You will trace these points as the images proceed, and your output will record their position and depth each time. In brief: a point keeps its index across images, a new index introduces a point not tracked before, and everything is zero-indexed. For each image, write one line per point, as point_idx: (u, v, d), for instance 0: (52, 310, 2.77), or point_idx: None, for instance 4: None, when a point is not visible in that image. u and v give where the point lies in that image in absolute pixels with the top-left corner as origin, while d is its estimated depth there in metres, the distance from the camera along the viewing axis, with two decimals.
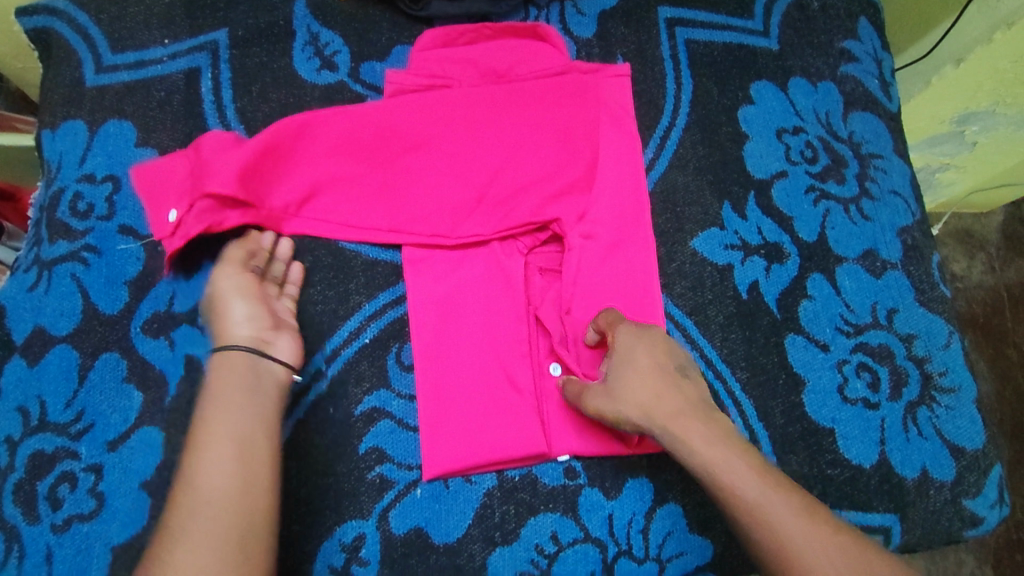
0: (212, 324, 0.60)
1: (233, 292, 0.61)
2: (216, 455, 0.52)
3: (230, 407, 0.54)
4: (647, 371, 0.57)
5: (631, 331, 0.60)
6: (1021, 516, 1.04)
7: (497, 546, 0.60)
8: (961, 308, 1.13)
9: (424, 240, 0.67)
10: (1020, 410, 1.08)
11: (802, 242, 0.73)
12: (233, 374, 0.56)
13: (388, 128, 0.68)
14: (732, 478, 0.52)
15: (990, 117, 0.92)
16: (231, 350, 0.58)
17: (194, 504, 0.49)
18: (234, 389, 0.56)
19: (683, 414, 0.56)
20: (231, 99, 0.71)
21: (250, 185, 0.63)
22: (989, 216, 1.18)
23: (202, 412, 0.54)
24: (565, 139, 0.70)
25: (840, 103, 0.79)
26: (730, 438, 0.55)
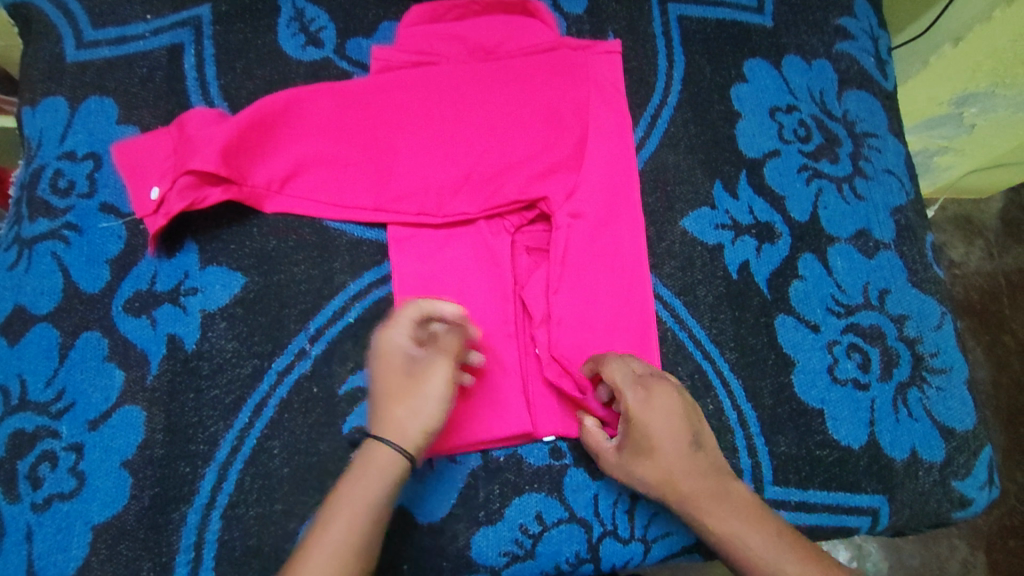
0: (388, 394, 0.54)
1: (436, 394, 0.54)
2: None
3: (342, 530, 0.49)
4: (663, 450, 0.57)
5: (644, 402, 0.56)
6: (1014, 502, 1.04)
7: (482, 526, 0.60)
8: (958, 295, 1.12)
9: (410, 219, 0.66)
10: (1015, 396, 1.07)
11: (794, 221, 0.72)
12: (376, 483, 0.51)
13: (374, 105, 0.67)
14: (751, 555, 0.55)
15: (990, 99, 0.90)
16: (389, 450, 0.52)
17: None
18: (362, 500, 0.51)
19: (700, 491, 0.57)
20: (214, 76, 0.70)
21: (233, 162, 0.62)
22: (988, 202, 1.17)
23: (319, 524, 0.50)
24: (554, 117, 0.69)
25: (834, 81, 0.78)
26: (744, 507, 0.57)
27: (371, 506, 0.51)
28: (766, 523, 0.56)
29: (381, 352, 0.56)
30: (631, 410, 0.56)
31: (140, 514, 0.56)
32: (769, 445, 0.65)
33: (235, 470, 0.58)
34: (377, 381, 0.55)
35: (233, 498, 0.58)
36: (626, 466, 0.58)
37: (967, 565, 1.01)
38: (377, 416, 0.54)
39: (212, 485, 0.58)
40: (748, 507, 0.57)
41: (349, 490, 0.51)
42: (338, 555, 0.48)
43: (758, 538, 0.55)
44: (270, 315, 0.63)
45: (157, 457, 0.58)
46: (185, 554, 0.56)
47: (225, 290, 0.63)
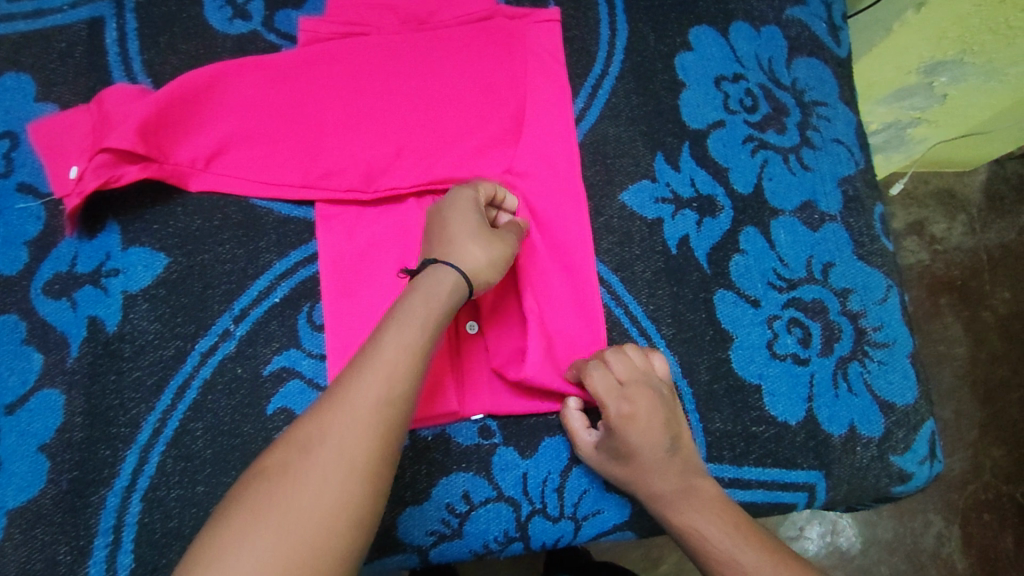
0: (462, 227, 0.57)
1: (506, 253, 0.58)
2: (378, 386, 0.49)
3: (409, 338, 0.51)
4: (640, 454, 0.58)
5: (626, 413, 0.58)
6: (989, 477, 1.03)
7: (407, 506, 0.60)
8: (938, 270, 1.09)
9: (339, 196, 0.64)
10: (992, 372, 1.06)
11: (736, 194, 0.70)
12: (433, 298, 0.54)
13: (301, 79, 0.65)
14: (708, 547, 0.56)
15: (958, 67, 0.82)
16: (455, 272, 0.55)
17: (355, 402, 0.48)
18: (429, 313, 0.53)
19: (669, 489, 0.58)
20: (137, 51, 0.68)
21: (153, 139, 0.61)
22: (972, 175, 1.13)
23: (388, 325, 0.52)
24: (489, 89, 0.67)
25: (784, 48, 0.75)
26: (713, 502, 0.58)
27: (432, 320, 0.53)
28: (727, 517, 0.57)
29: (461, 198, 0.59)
30: (611, 421, 0.58)
31: (57, 498, 0.57)
32: (703, 422, 0.64)
33: (158, 452, 0.58)
34: (452, 216, 0.58)
35: (154, 480, 0.58)
36: (604, 468, 0.59)
37: (941, 539, 1.01)
38: (445, 244, 0.57)
39: (133, 468, 0.58)
40: (713, 503, 0.58)
41: (413, 305, 0.53)
42: (407, 361, 0.51)
43: (719, 532, 0.56)
44: (193, 295, 0.62)
45: (76, 441, 0.58)
46: (103, 537, 0.56)
47: (147, 270, 0.62)
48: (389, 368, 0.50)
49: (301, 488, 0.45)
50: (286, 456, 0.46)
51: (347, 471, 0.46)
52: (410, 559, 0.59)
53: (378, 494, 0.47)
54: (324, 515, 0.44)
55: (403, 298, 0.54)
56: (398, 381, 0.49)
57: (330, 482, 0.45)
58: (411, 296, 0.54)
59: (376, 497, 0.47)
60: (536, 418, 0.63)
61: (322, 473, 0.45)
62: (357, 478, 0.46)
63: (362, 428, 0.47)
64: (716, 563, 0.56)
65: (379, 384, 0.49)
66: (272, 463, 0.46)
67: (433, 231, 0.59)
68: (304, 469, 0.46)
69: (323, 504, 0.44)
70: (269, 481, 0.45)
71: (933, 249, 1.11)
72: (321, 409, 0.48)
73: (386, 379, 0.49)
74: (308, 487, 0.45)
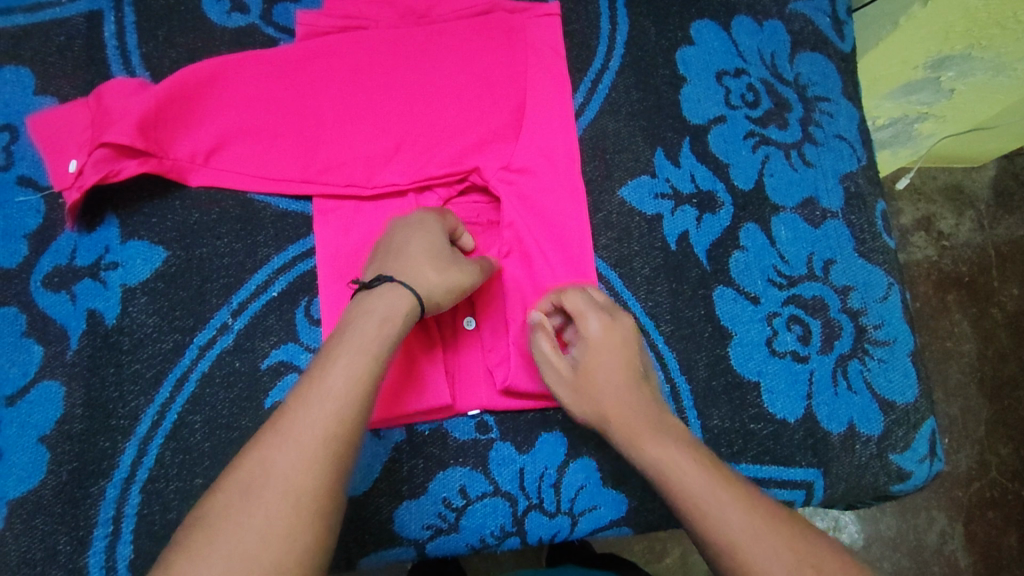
0: (422, 251, 0.57)
1: (462, 282, 0.58)
2: (323, 417, 0.47)
3: (358, 363, 0.50)
4: (613, 368, 0.58)
5: (606, 324, 0.59)
6: (995, 474, 1.02)
7: (404, 500, 0.60)
8: (946, 267, 1.08)
9: (339, 190, 0.64)
10: (1001, 369, 1.05)
11: (737, 190, 0.70)
12: (368, 316, 0.53)
13: (300, 73, 0.64)
14: (679, 474, 0.51)
15: (966, 62, 0.81)
16: (408, 296, 0.54)
17: (299, 435, 0.46)
18: (377, 338, 0.52)
19: (642, 419, 0.55)
20: (135, 44, 0.68)
21: (153, 134, 0.61)
22: (981, 171, 1.12)
23: (333, 353, 0.51)
24: (488, 83, 0.66)
25: (787, 43, 0.74)
26: (690, 448, 0.53)
27: (386, 346, 0.52)
28: (706, 463, 0.52)
29: (425, 225, 0.59)
30: (588, 332, 0.59)
31: (57, 489, 0.57)
32: (701, 419, 0.64)
33: (156, 444, 0.59)
34: (414, 239, 0.58)
35: (154, 472, 0.58)
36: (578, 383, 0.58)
37: (944, 536, 1.00)
38: (402, 264, 0.56)
39: (132, 460, 0.58)
40: (687, 444, 0.54)
41: (365, 327, 0.52)
42: (354, 387, 0.49)
43: (688, 460, 0.52)
44: (192, 289, 0.63)
45: (75, 432, 0.58)
46: (103, 528, 0.57)
47: (146, 264, 0.63)
48: (338, 396, 0.48)
49: (245, 527, 0.43)
50: (227, 497, 0.45)
51: (294, 509, 0.44)
52: (407, 553, 0.60)
53: (329, 530, 0.45)
54: (263, 559, 0.42)
55: (354, 320, 0.53)
56: (349, 409, 0.48)
57: (275, 520, 0.43)
58: (362, 318, 0.53)
59: (324, 538, 0.45)
60: (533, 414, 0.63)
61: (267, 510, 0.44)
62: (305, 515, 0.44)
63: (309, 461, 0.46)
64: (690, 497, 0.50)
65: (326, 414, 0.47)
66: (215, 505, 0.45)
67: (392, 251, 0.58)
68: (248, 508, 0.44)
69: (265, 549, 0.42)
70: (208, 529, 0.43)
71: (941, 245, 1.10)
72: (264, 444, 0.47)
73: (334, 408, 0.48)
74: (253, 527, 0.43)
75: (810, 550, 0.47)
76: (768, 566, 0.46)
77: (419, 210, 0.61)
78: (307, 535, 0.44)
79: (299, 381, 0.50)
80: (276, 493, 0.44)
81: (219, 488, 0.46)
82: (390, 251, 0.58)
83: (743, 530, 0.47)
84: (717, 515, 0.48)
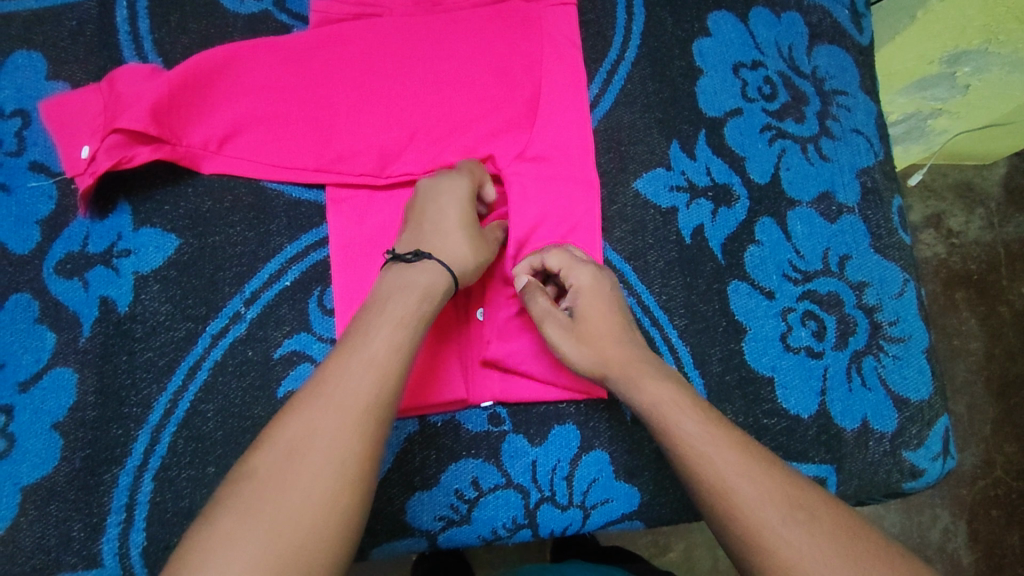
0: (455, 226, 0.58)
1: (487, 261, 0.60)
2: (363, 390, 0.47)
3: (397, 338, 0.51)
4: (607, 317, 0.58)
5: (595, 273, 0.60)
6: (1000, 473, 1.02)
7: (417, 491, 0.60)
8: (955, 264, 1.08)
9: (353, 179, 0.64)
10: (1009, 368, 1.04)
11: (753, 184, 0.69)
12: (401, 281, 0.54)
13: (314, 61, 0.64)
14: (675, 412, 0.51)
15: (983, 57, 0.79)
16: (446, 274, 0.56)
17: (338, 406, 0.46)
18: (415, 314, 0.52)
19: (633, 356, 0.56)
20: (148, 30, 0.67)
21: (166, 120, 0.60)
22: (992, 168, 1.11)
23: (370, 327, 0.51)
24: (503, 72, 0.65)
25: (804, 36, 0.74)
26: (681, 386, 0.54)
27: (423, 322, 0.53)
28: (695, 399, 0.53)
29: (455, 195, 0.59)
30: (578, 285, 0.59)
31: (70, 475, 0.57)
32: None
33: (168, 433, 0.59)
34: (447, 213, 0.58)
35: (165, 460, 0.58)
36: (574, 333, 0.57)
37: (947, 534, 1.00)
38: (435, 237, 0.57)
39: (145, 447, 0.58)
40: (677, 383, 0.55)
41: (405, 301, 0.53)
42: (392, 362, 0.49)
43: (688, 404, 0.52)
44: (204, 277, 0.62)
45: (89, 419, 0.58)
46: (116, 515, 0.57)
47: (158, 252, 0.62)
48: (377, 366, 0.49)
49: (281, 497, 0.43)
50: (265, 467, 0.44)
51: (334, 478, 0.44)
52: (419, 544, 0.60)
53: (363, 506, 0.45)
54: (302, 531, 0.42)
55: (393, 292, 0.53)
56: (388, 380, 0.48)
57: (315, 491, 0.43)
58: (402, 292, 0.53)
59: (359, 512, 0.44)
60: (545, 406, 0.63)
61: (307, 477, 0.43)
62: (344, 485, 0.44)
63: (348, 430, 0.46)
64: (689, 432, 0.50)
65: (366, 384, 0.48)
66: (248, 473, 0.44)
67: (424, 226, 0.58)
68: (287, 474, 0.44)
69: (303, 520, 0.42)
70: (244, 497, 0.43)
71: (951, 242, 1.09)
72: (302, 409, 0.46)
73: (373, 378, 0.48)
74: (291, 498, 0.43)
75: (799, 491, 0.47)
76: (756, 498, 0.46)
77: (444, 176, 0.60)
78: (344, 507, 0.43)
79: (334, 352, 0.50)
80: (313, 464, 0.44)
81: (254, 454, 0.45)
82: (423, 226, 0.58)
83: (724, 453, 0.48)
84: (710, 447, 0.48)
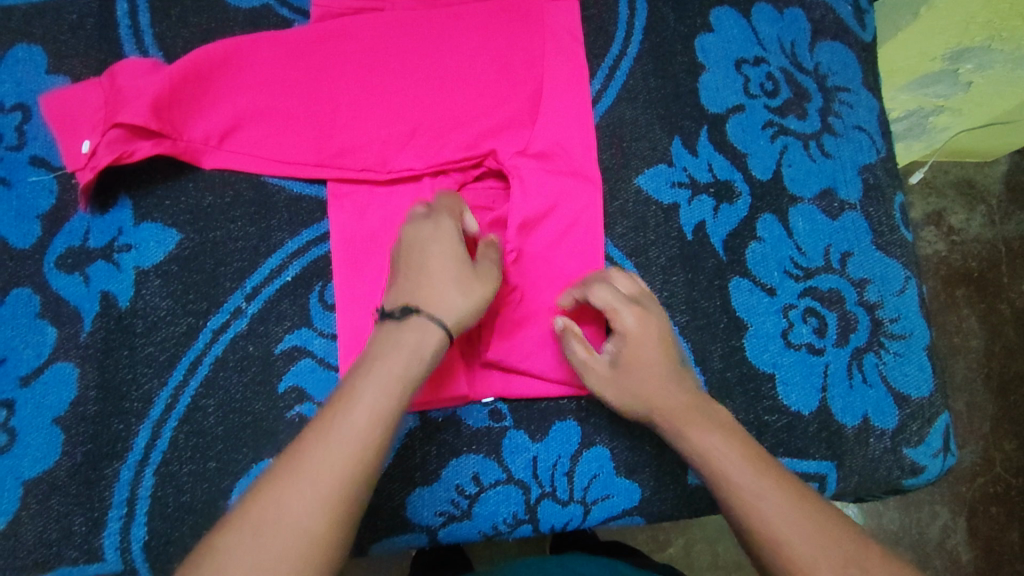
0: (438, 268, 0.54)
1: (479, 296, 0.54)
2: (342, 459, 0.44)
3: (382, 403, 0.47)
4: (653, 361, 0.57)
5: (641, 315, 0.58)
6: (1000, 470, 1.02)
7: (417, 486, 0.60)
8: (956, 262, 1.08)
9: (354, 175, 0.64)
10: (1009, 365, 1.04)
11: (755, 180, 0.69)
12: (387, 339, 0.51)
13: (315, 55, 0.63)
14: (724, 462, 0.51)
15: (986, 54, 0.79)
16: (435, 323, 0.52)
17: (315, 476, 0.44)
18: (403, 376, 0.49)
19: (682, 402, 0.55)
20: (149, 24, 0.67)
21: (167, 115, 0.60)
22: (993, 166, 1.11)
23: (357, 387, 0.48)
24: (505, 68, 0.65)
25: (807, 32, 0.73)
26: (730, 431, 0.54)
27: (409, 387, 0.49)
28: (742, 444, 0.53)
29: (443, 238, 0.56)
30: (622, 328, 0.58)
31: (71, 470, 0.57)
32: None
33: (170, 427, 0.59)
34: (431, 257, 0.55)
35: (166, 455, 0.58)
36: (616, 379, 0.57)
37: (947, 531, 1.00)
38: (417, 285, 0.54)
39: (146, 442, 0.58)
40: (727, 427, 0.54)
41: (392, 362, 0.49)
42: (376, 429, 0.46)
43: (736, 451, 0.52)
44: (205, 272, 0.62)
45: (89, 414, 0.58)
46: (117, 509, 0.57)
47: (159, 247, 0.62)
48: (358, 438, 0.45)
49: None
50: (234, 538, 0.42)
51: (302, 558, 0.41)
52: (419, 539, 0.60)
53: None
54: None
55: (381, 352, 0.50)
56: (369, 453, 0.45)
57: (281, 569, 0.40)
58: (390, 352, 0.50)
59: None
60: (546, 403, 0.63)
61: (271, 563, 0.41)
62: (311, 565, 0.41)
63: (321, 508, 0.43)
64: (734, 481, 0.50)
65: (345, 455, 0.45)
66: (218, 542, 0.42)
67: (412, 273, 0.55)
68: (255, 552, 0.41)
69: None
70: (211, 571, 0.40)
71: (952, 240, 1.09)
72: (277, 483, 0.44)
73: (352, 454, 0.45)
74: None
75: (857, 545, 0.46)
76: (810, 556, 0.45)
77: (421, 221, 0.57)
78: None
79: (320, 413, 0.48)
80: (282, 538, 0.41)
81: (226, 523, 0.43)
82: (411, 273, 0.55)
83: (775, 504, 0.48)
84: (756, 496, 0.49)
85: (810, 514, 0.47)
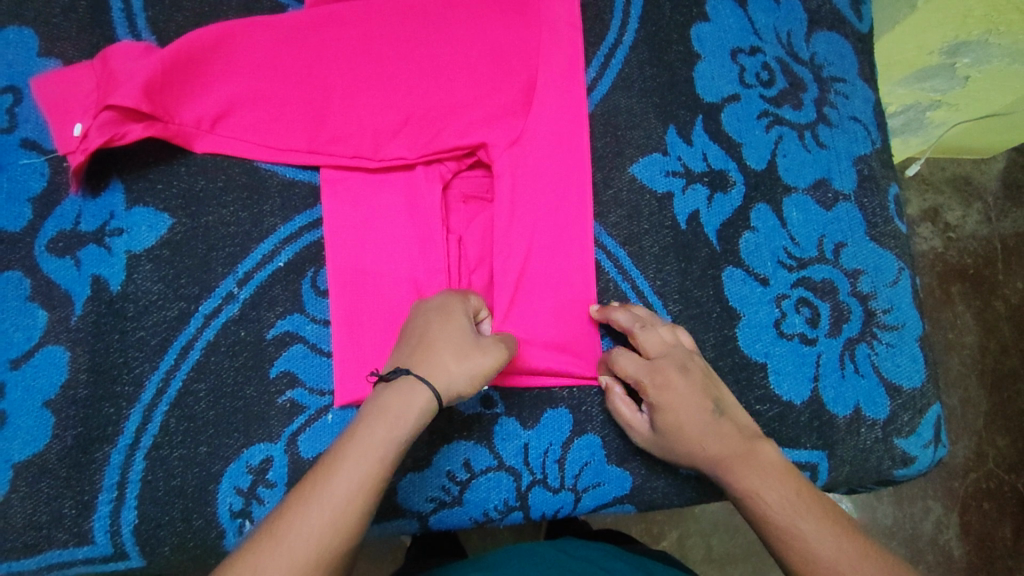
0: (440, 336, 0.53)
1: (478, 367, 0.53)
2: (323, 519, 0.44)
3: (365, 465, 0.47)
4: (687, 421, 0.57)
5: (664, 379, 0.57)
6: (992, 466, 1.02)
7: (409, 473, 0.60)
8: (951, 258, 1.08)
9: (345, 162, 0.64)
10: (1002, 361, 1.05)
11: (750, 169, 0.69)
12: (379, 399, 0.50)
13: (309, 40, 0.63)
14: (766, 506, 0.52)
15: (983, 48, 0.79)
16: (422, 386, 0.51)
17: (295, 534, 0.43)
18: (386, 440, 0.48)
19: (725, 452, 0.56)
20: (141, 7, 0.66)
21: (159, 98, 0.59)
22: (990, 163, 1.11)
23: (345, 447, 0.48)
24: (500, 56, 0.64)
25: (804, 22, 0.73)
26: (775, 470, 0.54)
27: (392, 452, 0.48)
28: (787, 482, 0.53)
29: (448, 308, 0.56)
30: (652, 395, 0.58)
31: (62, 453, 0.57)
32: None
33: (161, 412, 0.59)
34: (435, 324, 0.54)
35: (158, 439, 0.58)
36: (659, 440, 0.58)
37: (939, 526, 1.01)
38: (417, 348, 0.53)
39: (137, 426, 0.58)
40: (772, 466, 0.55)
41: (378, 427, 0.48)
42: (356, 491, 0.45)
43: (777, 497, 0.52)
44: (197, 257, 0.62)
45: (80, 398, 0.58)
46: (107, 493, 0.57)
47: (151, 231, 0.62)
48: (339, 503, 0.45)
49: None
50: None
51: None
52: (410, 525, 0.60)
53: None
54: None
55: (365, 418, 0.50)
56: (346, 519, 0.44)
57: None
58: (373, 416, 0.49)
59: None
60: (538, 391, 0.63)
61: None
62: None
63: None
64: (773, 528, 0.51)
65: (323, 523, 0.44)
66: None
67: (413, 337, 0.54)
68: None
69: None
70: None
71: (948, 236, 1.09)
72: (253, 550, 0.42)
73: (331, 515, 0.44)
74: None
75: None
76: None
77: (436, 295, 0.58)
78: None
79: (308, 472, 0.47)
80: None
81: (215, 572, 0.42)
82: (411, 337, 0.54)
83: (814, 542, 0.49)
84: (796, 540, 0.50)
85: (853, 559, 0.48)
